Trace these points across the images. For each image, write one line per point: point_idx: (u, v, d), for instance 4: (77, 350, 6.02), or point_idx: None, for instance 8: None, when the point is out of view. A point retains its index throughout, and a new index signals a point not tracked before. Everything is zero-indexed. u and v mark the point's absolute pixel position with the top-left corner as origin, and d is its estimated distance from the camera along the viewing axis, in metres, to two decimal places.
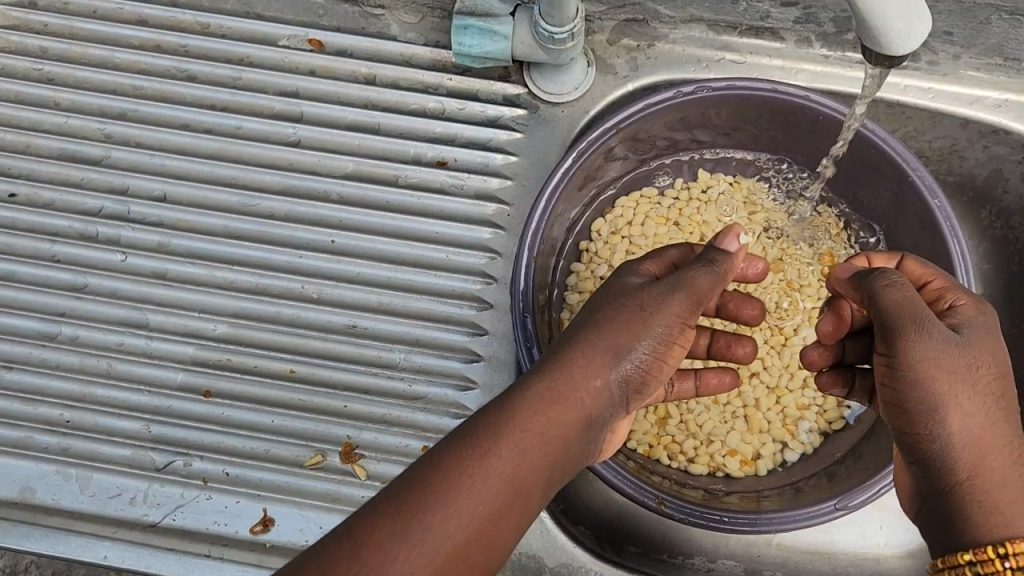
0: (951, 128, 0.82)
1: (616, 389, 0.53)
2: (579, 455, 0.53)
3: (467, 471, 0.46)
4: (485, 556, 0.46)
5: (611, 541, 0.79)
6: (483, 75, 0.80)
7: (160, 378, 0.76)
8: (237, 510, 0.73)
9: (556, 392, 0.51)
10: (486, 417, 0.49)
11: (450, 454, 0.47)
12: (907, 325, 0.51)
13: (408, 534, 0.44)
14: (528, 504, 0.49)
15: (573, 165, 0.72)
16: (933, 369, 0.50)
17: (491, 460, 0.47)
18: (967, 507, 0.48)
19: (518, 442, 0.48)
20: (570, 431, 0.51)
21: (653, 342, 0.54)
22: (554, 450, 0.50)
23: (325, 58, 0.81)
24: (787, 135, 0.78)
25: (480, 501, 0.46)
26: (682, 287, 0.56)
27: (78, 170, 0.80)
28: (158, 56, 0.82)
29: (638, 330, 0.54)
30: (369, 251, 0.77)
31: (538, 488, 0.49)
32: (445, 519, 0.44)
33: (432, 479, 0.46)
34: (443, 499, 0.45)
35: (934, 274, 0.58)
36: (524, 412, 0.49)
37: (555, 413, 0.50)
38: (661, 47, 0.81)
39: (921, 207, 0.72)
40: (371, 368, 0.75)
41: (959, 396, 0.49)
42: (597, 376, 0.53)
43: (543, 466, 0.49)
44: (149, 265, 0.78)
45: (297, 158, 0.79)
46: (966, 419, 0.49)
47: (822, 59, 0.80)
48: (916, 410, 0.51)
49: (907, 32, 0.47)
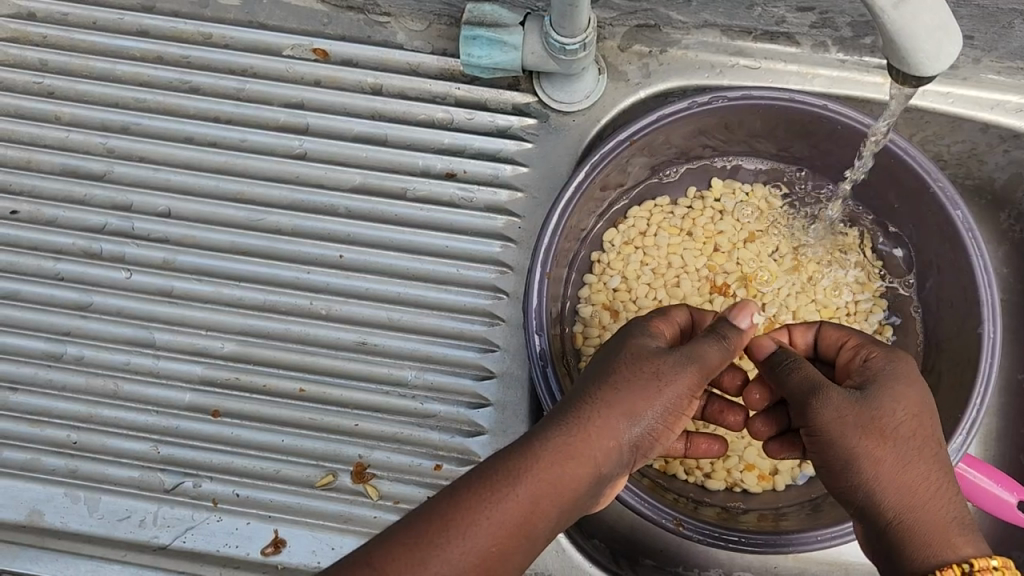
0: (971, 133, 0.80)
1: (633, 446, 0.52)
2: (588, 504, 0.51)
3: (483, 512, 0.46)
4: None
5: (626, 555, 0.78)
6: (491, 84, 0.79)
7: (168, 398, 0.75)
8: (248, 532, 0.72)
9: (574, 443, 0.49)
10: (505, 460, 0.48)
11: (470, 490, 0.47)
12: (810, 400, 0.54)
13: (424, 565, 0.44)
14: (535, 549, 0.48)
15: (585, 180, 0.71)
16: (840, 432, 0.52)
17: (502, 508, 0.46)
18: (900, 546, 0.51)
19: (530, 494, 0.47)
20: (582, 485, 0.49)
21: (664, 411, 0.52)
22: (565, 501, 0.49)
23: (331, 68, 0.79)
24: (804, 145, 0.76)
25: (494, 542, 0.46)
26: (695, 364, 0.54)
27: (81, 186, 0.78)
28: (161, 68, 0.80)
29: (652, 398, 0.52)
30: (378, 266, 0.76)
31: (545, 536, 0.48)
32: (452, 561, 0.45)
33: (451, 512, 0.46)
34: (460, 533, 0.45)
35: (849, 335, 0.61)
36: (543, 462, 0.48)
37: (570, 468, 0.49)
38: (673, 53, 0.79)
39: (943, 220, 0.70)
40: (382, 386, 0.74)
41: (873, 448, 0.52)
42: (616, 433, 0.51)
43: (553, 516, 0.48)
44: (154, 282, 0.77)
45: (303, 171, 0.78)
46: (884, 466, 0.51)
47: (839, 64, 0.78)
48: (837, 464, 0.53)
49: (937, 54, 0.46)
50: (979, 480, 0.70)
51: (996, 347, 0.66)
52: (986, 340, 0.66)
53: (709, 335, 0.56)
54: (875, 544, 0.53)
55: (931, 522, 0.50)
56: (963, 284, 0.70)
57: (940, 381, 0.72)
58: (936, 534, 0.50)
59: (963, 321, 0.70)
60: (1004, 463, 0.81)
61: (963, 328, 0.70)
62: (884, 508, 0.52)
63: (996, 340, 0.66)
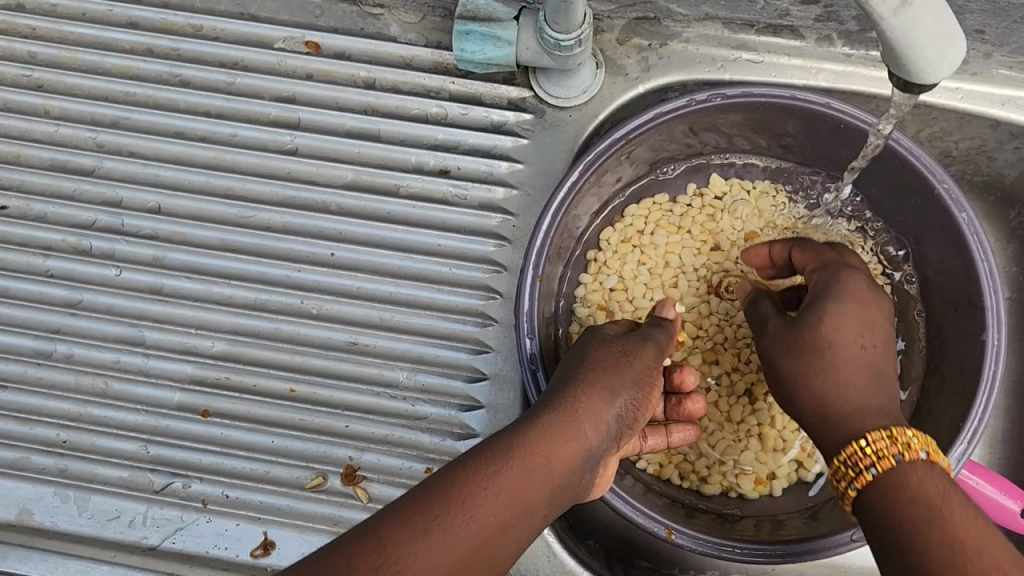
0: (980, 130, 0.77)
1: (616, 423, 0.57)
2: (576, 489, 0.54)
3: (484, 481, 0.48)
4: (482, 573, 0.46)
5: (621, 556, 0.78)
6: (486, 78, 0.77)
7: (158, 398, 0.74)
8: (237, 534, 0.71)
9: (563, 422, 0.54)
10: (501, 439, 0.51)
11: (466, 470, 0.48)
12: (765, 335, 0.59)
13: (433, 532, 0.45)
14: (529, 529, 0.49)
15: (580, 179, 0.69)
16: (781, 352, 0.56)
17: (504, 476, 0.48)
18: (823, 443, 0.53)
19: (528, 463, 0.50)
20: (574, 460, 0.52)
21: (639, 386, 0.58)
22: (556, 477, 0.51)
23: (323, 61, 0.78)
24: (807, 142, 0.74)
25: (493, 515, 0.47)
26: (652, 343, 0.62)
27: (70, 181, 0.77)
28: (150, 61, 0.79)
29: (626, 373, 0.58)
30: (370, 265, 0.75)
31: (539, 513, 0.50)
32: (460, 528, 0.45)
33: (451, 488, 0.47)
34: (465, 501, 0.47)
35: (812, 262, 0.62)
36: (537, 436, 0.52)
37: (561, 442, 0.52)
38: (674, 46, 0.77)
39: (949, 222, 0.67)
40: (373, 387, 0.73)
41: (799, 365, 0.54)
42: (601, 412, 0.56)
43: (545, 491, 0.50)
44: (143, 280, 0.76)
45: (294, 168, 0.76)
46: (805, 371, 0.54)
47: (844, 58, 0.75)
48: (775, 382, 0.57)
49: (940, 61, 0.44)
50: (982, 488, 0.69)
51: (999, 355, 0.63)
52: (990, 348, 0.64)
53: (662, 328, 0.64)
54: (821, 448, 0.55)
55: (840, 418, 0.52)
56: (969, 288, 0.67)
57: (943, 389, 0.70)
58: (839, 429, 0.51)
59: (966, 327, 0.68)
60: (1007, 468, 0.80)
61: (966, 335, 0.68)
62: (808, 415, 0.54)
63: (1000, 348, 0.64)
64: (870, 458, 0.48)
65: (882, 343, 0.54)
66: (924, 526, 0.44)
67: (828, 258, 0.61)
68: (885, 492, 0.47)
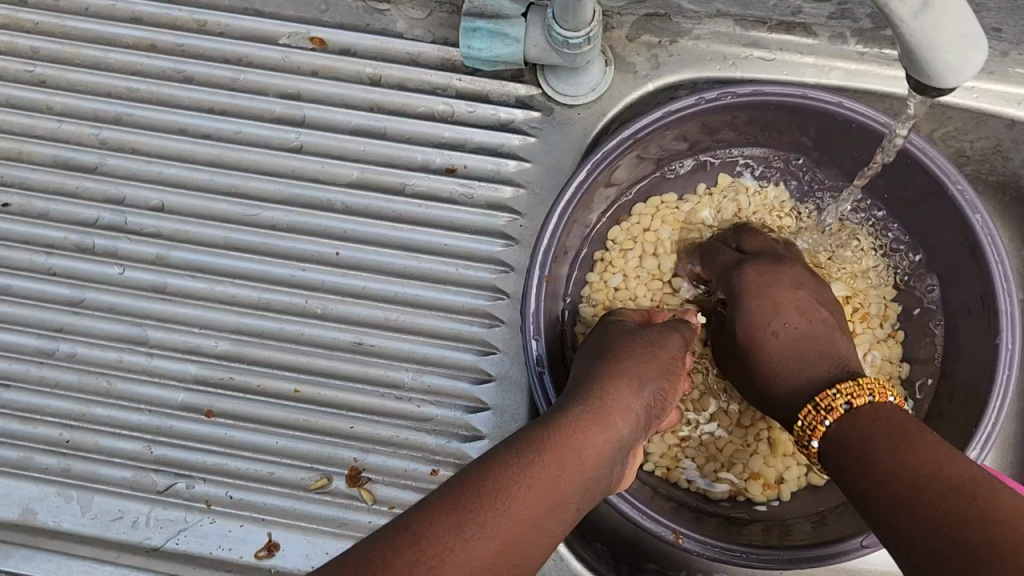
0: (996, 130, 0.76)
1: (642, 415, 0.57)
2: (608, 482, 0.53)
3: (523, 467, 0.47)
4: (521, 566, 0.45)
5: (628, 559, 0.77)
6: (493, 75, 0.76)
7: (161, 397, 0.74)
8: (241, 535, 0.71)
9: (595, 413, 0.54)
10: (533, 429, 0.51)
11: (499, 464, 0.47)
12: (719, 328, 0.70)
13: (473, 524, 0.44)
14: (564, 522, 0.48)
15: (588, 178, 0.68)
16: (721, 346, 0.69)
17: (542, 464, 0.48)
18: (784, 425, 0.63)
19: (564, 450, 0.49)
20: (608, 450, 0.52)
21: (661, 378, 0.60)
22: (589, 469, 0.50)
23: (328, 58, 0.77)
24: (819, 142, 0.73)
25: (530, 506, 0.46)
26: (676, 333, 0.64)
27: (74, 178, 0.77)
28: (154, 57, 0.78)
29: (648, 366, 0.59)
30: (375, 264, 0.74)
31: (574, 505, 0.49)
32: (501, 517, 0.45)
33: (490, 477, 0.46)
34: (506, 489, 0.46)
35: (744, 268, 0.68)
36: (570, 426, 0.51)
37: (594, 431, 0.52)
38: (684, 43, 0.76)
39: (962, 223, 0.66)
40: (378, 388, 0.72)
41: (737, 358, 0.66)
42: (627, 405, 0.56)
43: (579, 483, 0.49)
44: (147, 278, 0.75)
45: (299, 165, 0.76)
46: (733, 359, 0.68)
47: (857, 57, 0.74)
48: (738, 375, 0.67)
49: (960, 64, 0.43)
50: None
51: (1013, 359, 0.63)
52: (1003, 352, 0.63)
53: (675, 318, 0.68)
54: None
55: (778, 406, 0.62)
56: (982, 292, 0.66)
57: (955, 393, 0.69)
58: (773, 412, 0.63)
59: (979, 330, 0.67)
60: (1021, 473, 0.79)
61: (979, 337, 0.67)
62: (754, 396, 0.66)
63: (1014, 353, 0.63)
64: (842, 399, 0.55)
65: (803, 337, 0.62)
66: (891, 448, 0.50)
67: (777, 248, 0.71)
68: (858, 424, 0.53)
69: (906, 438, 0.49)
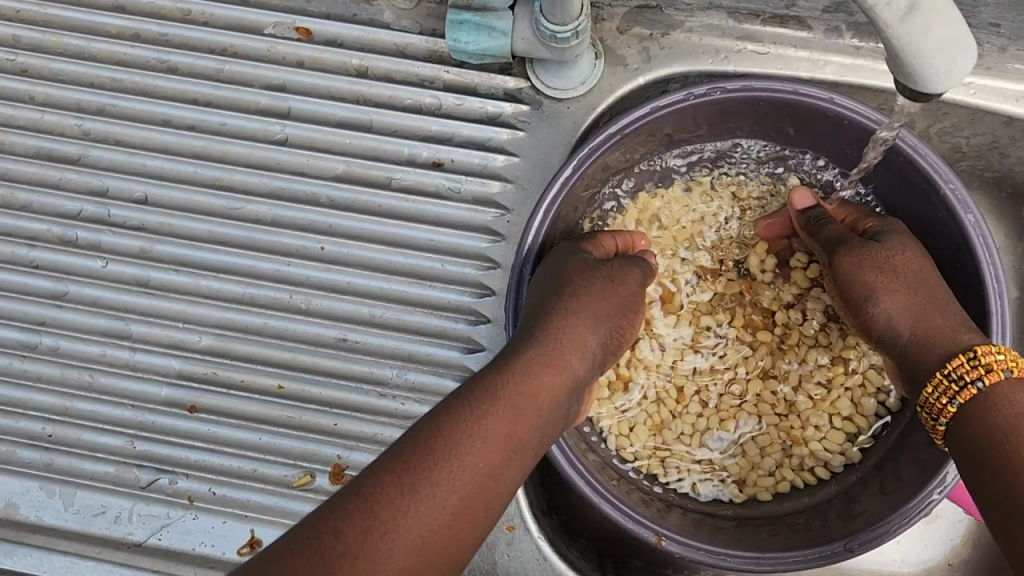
0: (993, 126, 0.74)
1: (594, 356, 0.60)
2: (564, 418, 0.56)
3: (475, 417, 0.49)
4: (482, 515, 0.48)
5: (615, 555, 0.77)
6: (481, 67, 0.74)
7: (144, 392, 0.73)
8: (224, 531, 0.71)
9: (550, 355, 0.56)
10: (490, 374, 0.53)
11: (452, 417, 0.49)
12: (839, 248, 0.65)
13: (425, 484, 0.46)
14: (521, 466, 0.51)
15: (573, 175, 0.67)
16: (860, 265, 0.63)
17: (496, 414, 0.50)
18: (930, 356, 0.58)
19: (518, 398, 0.52)
20: (562, 389, 0.55)
21: (615, 319, 0.63)
22: (544, 412, 0.53)
23: (314, 48, 0.75)
24: (809, 138, 0.72)
25: (485, 458, 0.49)
26: (637, 269, 0.66)
27: (56, 170, 0.76)
28: (137, 46, 0.76)
29: (603, 304, 0.62)
30: (359, 259, 0.73)
31: (530, 450, 0.52)
32: (454, 474, 0.47)
33: (445, 431, 0.48)
34: (460, 443, 0.48)
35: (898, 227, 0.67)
36: (524, 370, 0.54)
37: (548, 373, 0.55)
38: (676, 37, 0.74)
39: (953, 222, 0.65)
40: (362, 385, 0.72)
41: (888, 281, 0.62)
42: (581, 343, 0.59)
43: (534, 427, 0.52)
44: (130, 272, 0.74)
45: (283, 158, 0.74)
46: (874, 275, 0.63)
47: (853, 51, 0.72)
48: (874, 301, 0.62)
49: (949, 70, 0.41)
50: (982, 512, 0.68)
51: None
52: None
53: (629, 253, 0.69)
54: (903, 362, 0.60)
55: (941, 341, 0.58)
56: (973, 294, 0.65)
57: None
58: (938, 338, 0.58)
59: None
60: None
61: None
62: (900, 327, 0.61)
63: None
64: (977, 371, 0.53)
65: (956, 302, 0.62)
66: (1016, 450, 0.49)
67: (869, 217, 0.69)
68: (980, 412, 0.52)
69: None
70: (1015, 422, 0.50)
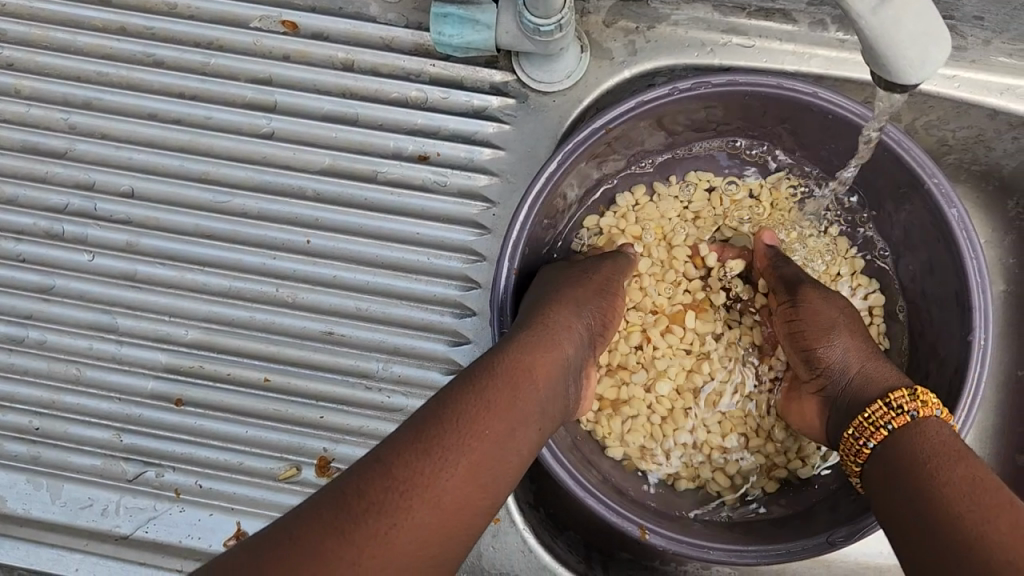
0: (978, 119, 0.75)
1: (582, 336, 0.62)
2: (564, 398, 0.58)
3: (480, 388, 0.51)
4: (498, 476, 0.49)
5: (601, 547, 0.77)
6: (467, 61, 0.74)
7: (131, 385, 0.73)
8: (210, 524, 0.71)
9: (545, 336, 0.58)
10: (488, 356, 0.55)
11: (458, 390, 0.51)
12: (806, 283, 0.68)
13: (438, 447, 0.47)
14: (528, 437, 0.52)
15: (558, 169, 0.67)
16: (818, 305, 0.66)
17: (498, 384, 0.52)
18: (875, 388, 0.59)
19: (518, 370, 0.54)
20: (558, 368, 0.57)
21: (599, 307, 0.66)
22: (544, 388, 0.55)
23: (300, 42, 0.75)
24: (795, 133, 0.72)
25: (495, 425, 0.50)
26: (610, 262, 0.70)
27: (42, 164, 0.76)
28: (123, 39, 0.76)
29: (588, 294, 0.65)
30: (345, 253, 0.73)
31: (535, 422, 0.53)
32: (465, 437, 0.48)
33: (451, 403, 0.50)
34: (467, 411, 0.49)
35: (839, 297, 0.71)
36: (522, 350, 0.56)
37: (545, 352, 0.57)
38: (662, 29, 0.74)
39: (936, 216, 0.65)
40: (348, 378, 0.72)
41: (846, 323, 0.65)
42: (569, 324, 0.61)
43: (537, 400, 0.53)
44: (117, 265, 0.74)
45: (269, 152, 0.74)
46: (830, 313, 0.66)
47: (839, 44, 0.72)
48: (827, 335, 0.65)
49: (921, 61, 0.41)
50: None
51: (986, 356, 0.62)
52: (977, 349, 0.62)
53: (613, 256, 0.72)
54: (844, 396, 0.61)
55: (886, 380, 0.60)
56: (957, 287, 0.66)
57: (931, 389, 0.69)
58: (881, 377, 0.60)
59: (955, 328, 0.67)
60: (1000, 465, 0.80)
61: (955, 335, 0.66)
62: (850, 364, 0.63)
63: (986, 348, 0.62)
64: (915, 403, 0.54)
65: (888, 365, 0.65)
66: (932, 469, 0.49)
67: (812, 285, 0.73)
68: (906, 437, 0.53)
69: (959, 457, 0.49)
70: (940, 448, 0.50)
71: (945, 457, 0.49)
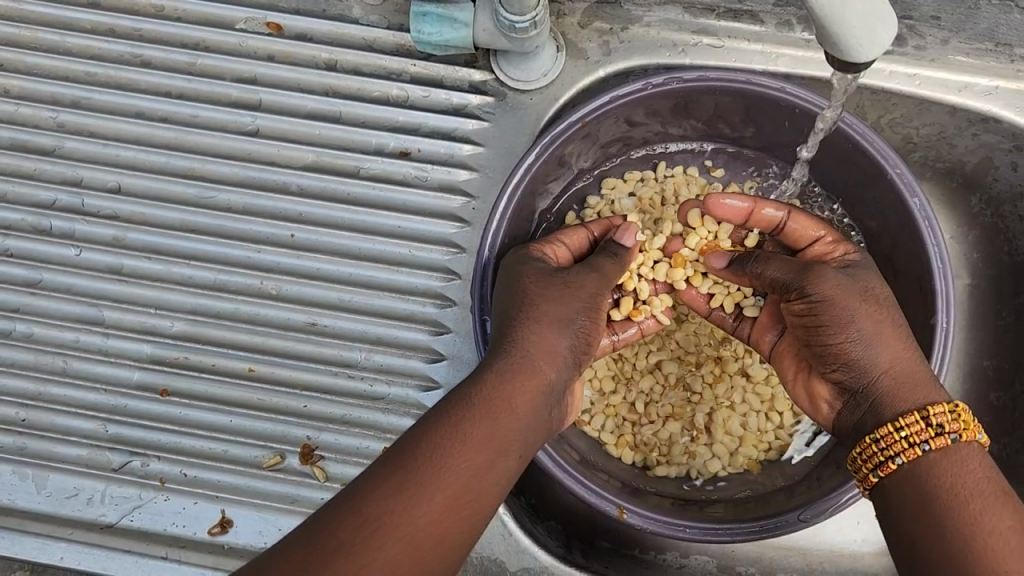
0: (939, 116, 0.77)
1: (571, 353, 0.61)
2: (549, 420, 0.59)
3: (450, 428, 0.52)
4: (470, 514, 0.51)
5: (582, 536, 0.78)
6: (447, 60, 0.77)
7: (118, 376, 0.75)
8: (194, 512, 0.72)
9: (527, 359, 0.58)
10: (468, 387, 0.55)
11: (432, 427, 0.52)
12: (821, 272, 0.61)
13: (406, 493, 0.49)
14: (506, 468, 0.53)
15: (536, 161, 0.69)
16: (835, 295, 0.59)
17: (467, 425, 0.52)
18: (893, 397, 0.56)
19: (490, 409, 0.54)
20: (540, 395, 0.57)
21: (588, 311, 0.62)
22: (523, 416, 0.55)
23: (284, 43, 0.77)
24: (764, 129, 0.75)
25: (461, 467, 0.51)
26: (596, 274, 0.64)
27: (30, 160, 0.77)
28: (112, 41, 0.78)
29: (576, 300, 0.62)
30: (327, 246, 0.75)
31: (511, 455, 0.54)
32: (432, 483, 0.50)
33: (420, 444, 0.51)
34: (436, 454, 0.51)
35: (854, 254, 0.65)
36: (500, 381, 0.55)
37: (521, 383, 0.56)
38: (635, 30, 0.77)
39: (900, 205, 0.68)
40: (330, 367, 0.73)
41: (872, 309, 0.59)
42: (549, 349, 0.59)
43: (514, 432, 0.54)
44: (104, 259, 0.76)
45: (253, 148, 0.76)
46: (848, 305, 0.59)
47: (805, 44, 0.75)
48: (849, 335, 0.58)
49: (871, 41, 0.44)
50: None
51: (948, 338, 0.64)
52: (939, 331, 0.65)
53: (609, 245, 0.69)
54: (863, 399, 0.58)
55: (911, 390, 0.56)
56: (921, 273, 0.68)
57: None
58: (913, 386, 0.56)
59: (920, 312, 0.69)
60: None
61: (925, 319, 0.68)
62: (876, 367, 0.57)
63: (948, 332, 0.65)
64: (956, 424, 0.51)
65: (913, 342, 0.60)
66: (972, 512, 0.48)
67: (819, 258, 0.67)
68: (945, 462, 0.51)
69: (1001, 502, 0.49)
70: (979, 484, 0.50)
71: (990, 499, 0.49)
